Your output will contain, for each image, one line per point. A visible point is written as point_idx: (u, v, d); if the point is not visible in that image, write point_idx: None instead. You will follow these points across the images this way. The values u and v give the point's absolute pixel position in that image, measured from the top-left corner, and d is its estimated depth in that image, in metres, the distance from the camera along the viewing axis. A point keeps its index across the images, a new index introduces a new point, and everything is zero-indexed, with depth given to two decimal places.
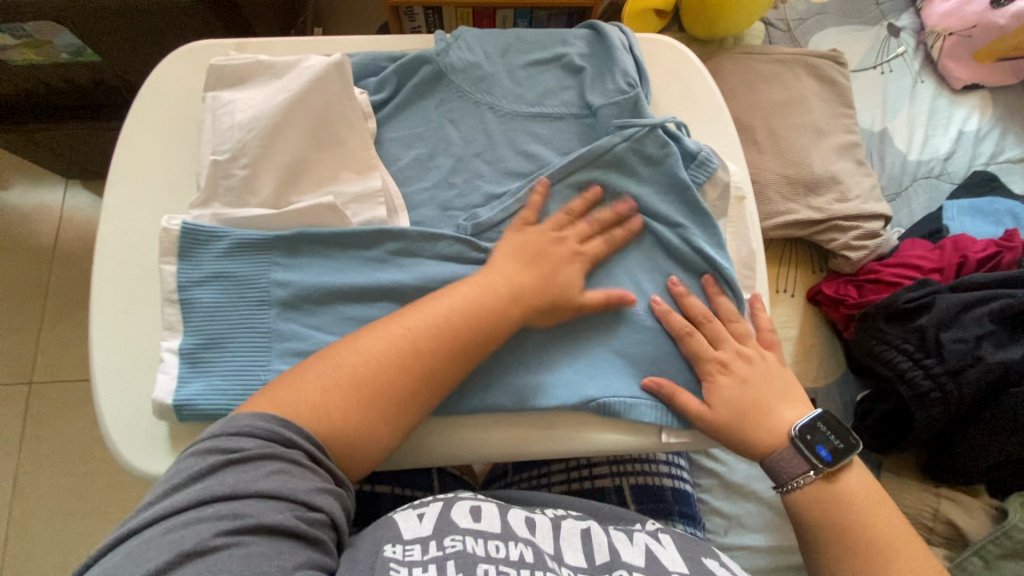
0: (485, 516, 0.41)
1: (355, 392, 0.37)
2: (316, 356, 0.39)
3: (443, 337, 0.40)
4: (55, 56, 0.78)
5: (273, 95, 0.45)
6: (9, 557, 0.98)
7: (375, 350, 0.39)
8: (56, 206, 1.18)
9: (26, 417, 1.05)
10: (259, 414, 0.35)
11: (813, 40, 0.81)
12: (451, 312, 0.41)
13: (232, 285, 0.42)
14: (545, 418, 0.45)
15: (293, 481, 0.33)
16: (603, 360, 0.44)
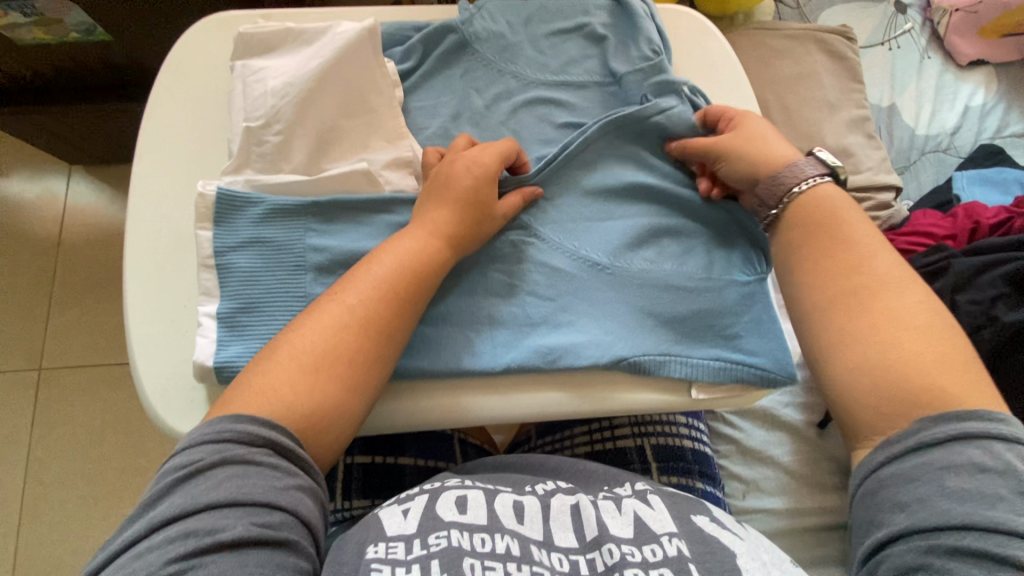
0: (471, 505, 0.40)
1: (300, 364, 0.36)
2: (278, 342, 0.37)
3: (377, 297, 0.39)
4: (65, 35, 0.77)
5: (305, 62, 0.45)
6: (25, 540, 0.98)
7: (333, 326, 0.38)
8: (60, 191, 1.18)
9: (37, 401, 1.05)
10: (211, 420, 0.34)
11: (822, 17, 0.82)
12: (390, 267, 0.41)
13: (269, 250, 0.43)
14: (577, 378, 0.46)
15: (247, 485, 0.31)
16: (633, 320, 0.45)
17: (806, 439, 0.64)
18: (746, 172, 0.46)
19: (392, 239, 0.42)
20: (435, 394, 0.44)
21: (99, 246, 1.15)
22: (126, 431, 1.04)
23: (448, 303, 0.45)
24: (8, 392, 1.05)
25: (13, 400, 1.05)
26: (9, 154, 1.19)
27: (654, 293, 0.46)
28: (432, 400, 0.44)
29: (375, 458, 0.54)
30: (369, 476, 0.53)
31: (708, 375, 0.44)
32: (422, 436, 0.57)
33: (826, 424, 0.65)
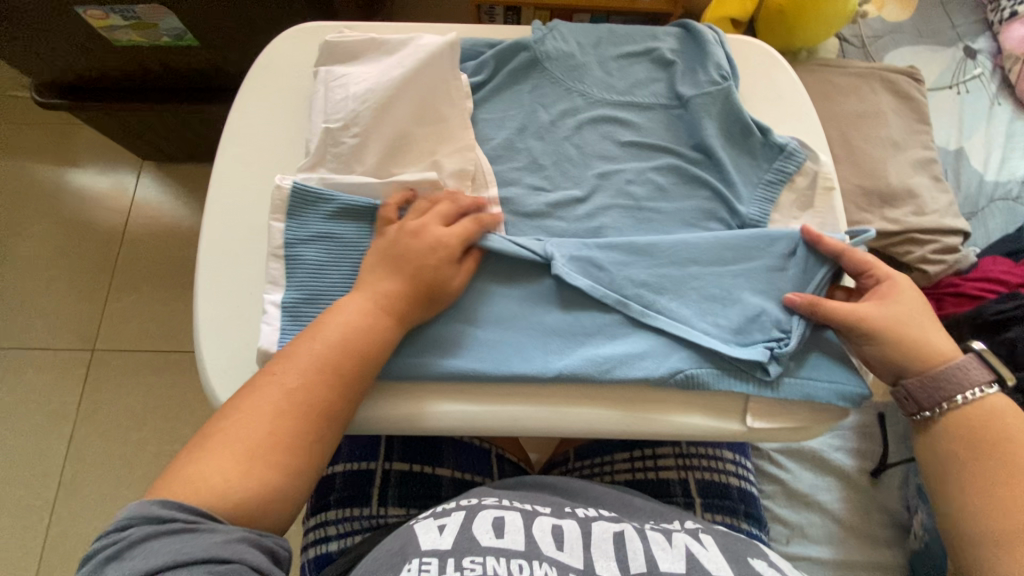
0: (508, 529, 0.39)
1: (241, 451, 0.37)
2: (214, 425, 0.38)
3: (313, 382, 0.40)
4: (157, 39, 0.83)
5: (386, 70, 0.47)
6: (59, 515, 1.01)
7: (268, 411, 0.38)
8: (130, 184, 1.25)
9: (85, 381, 1.09)
10: (137, 503, 0.35)
11: (887, 57, 0.81)
12: (326, 348, 0.40)
13: (337, 246, 0.45)
14: (631, 395, 0.45)
15: (188, 546, 0.33)
16: (695, 326, 0.45)
17: (858, 487, 0.61)
18: (900, 357, 0.44)
19: (339, 309, 0.42)
20: (484, 397, 0.44)
21: (158, 238, 1.21)
22: (165, 419, 1.07)
23: (503, 308, 0.46)
24: (61, 370, 1.10)
25: (64, 379, 1.10)
26: (89, 147, 1.28)
27: (714, 298, 0.46)
28: (480, 406, 0.44)
29: (413, 467, 0.54)
30: (405, 485, 0.53)
31: (776, 391, 0.44)
32: (462, 448, 0.56)
33: (881, 473, 0.61)
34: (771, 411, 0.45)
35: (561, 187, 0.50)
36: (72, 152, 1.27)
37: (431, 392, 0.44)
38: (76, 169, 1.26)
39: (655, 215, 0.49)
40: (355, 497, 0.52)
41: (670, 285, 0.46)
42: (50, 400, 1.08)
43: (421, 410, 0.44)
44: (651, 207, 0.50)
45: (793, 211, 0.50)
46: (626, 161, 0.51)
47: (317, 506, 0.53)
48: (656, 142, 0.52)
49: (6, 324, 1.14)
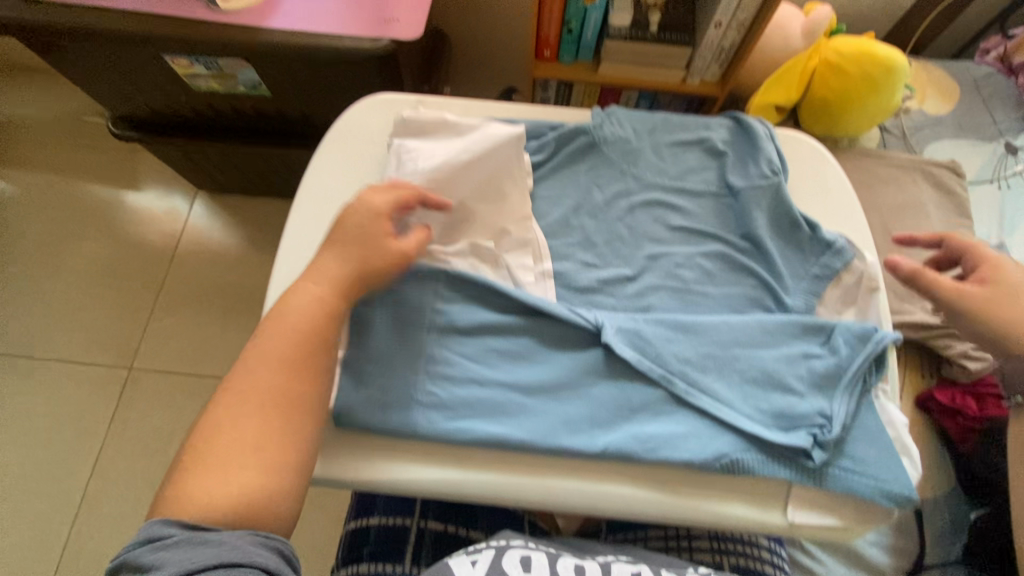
0: (535, 566, 0.40)
1: (228, 449, 0.38)
2: (200, 435, 0.39)
3: (281, 372, 0.41)
4: (233, 88, 0.89)
5: (456, 149, 0.51)
6: (77, 531, 1.03)
7: (246, 408, 0.40)
8: (184, 210, 1.31)
9: (119, 398, 1.13)
10: (141, 529, 0.36)
11: (928, 149, 0.83)
12: (290, 339, 0.42)
13: (397, 308, 0.48)
14: (674, 476, 0.45)
15: (195, 556, 0.33)
16: (741, 411, 0.45)
17: None
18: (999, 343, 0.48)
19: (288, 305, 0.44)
20: (530, 463, 0.46)
21: (204, 263, 1.26)
22: None
23: (549, 378, 0.47)
24: (98, 385, 1.14)
25: (99, 394, 1.13)
26: (150, 173, 1.35)
27: (757, 380, 0.47)
28: (524, 477, 0.45)
29: (444, 528, 0.55)
30: (438, 545, 0.53)
31: (822, 484, 0.44)
32: (495, 511, 0.57)
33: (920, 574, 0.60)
34: (814, 503, 0.45)
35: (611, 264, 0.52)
36: (134, 176, 1.35)
37: (476, 456, 0.46)
38: (136, 192, 1.33)
39: (702, 298, 0.51)
40: (390, 552, 0.53)
41: (716, 360, 0.47)
42: (83, 413, 1.12)
43: (466, 473, 0.45)
44: (697, 290, 0.51)
45: (837, 305, 0.51)
46: (676, 244, 0.53)
47: (348, 558, 0.53)
48: (705, 228, 0.54)
49: (53, 336, 1.19)
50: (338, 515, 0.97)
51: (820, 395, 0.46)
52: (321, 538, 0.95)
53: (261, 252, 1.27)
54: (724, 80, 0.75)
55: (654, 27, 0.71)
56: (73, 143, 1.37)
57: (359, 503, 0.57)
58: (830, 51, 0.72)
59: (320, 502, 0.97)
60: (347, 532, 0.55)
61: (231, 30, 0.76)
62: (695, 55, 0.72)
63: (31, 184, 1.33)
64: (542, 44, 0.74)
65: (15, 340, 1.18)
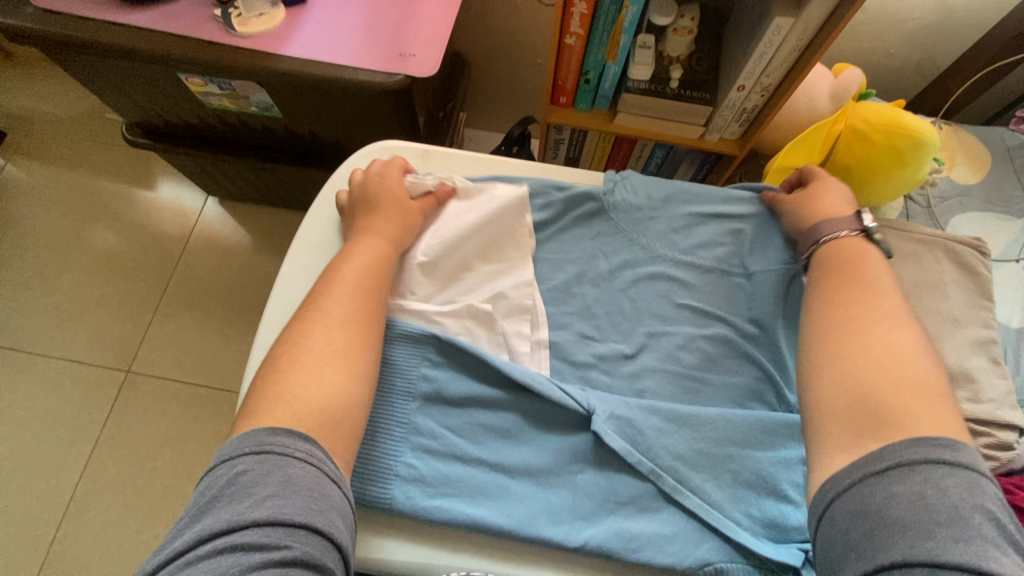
0: None
1: (314, 366, 0.41)
2: (281, 363, 0.41)
3: (353, 299, 0.45)
4: (246, 107, 0.88)
5: (464, 211, 0.53)
6: (64, 532, 1.03)
7: (325, 330, 0.43)
8: (194, 213, 1.31)
9: (116, 400, 1.13)
10: (245, 438, 0.37)
11: (953, 221, 0.80)
12: (357, 273, 0.46)
13: (386, 373, 0.47)
14: (652, 573, 0.43)
15: (290, 503, 0.33)
16: (732, 517, 0.43)
17: None
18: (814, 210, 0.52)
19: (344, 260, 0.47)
20: (507, 550, 0.44)
21: (209, 269, 1.26)
22: (183, 451, 1.09)
23: (535, 460, 0.45)
24: (96, 385, 1.14)
25: (97, 394, 1.14)
26: (163, 174, 1.35)
27: (750, 483, 0.44)
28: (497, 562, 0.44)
29: None
30: None
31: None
32: None
33: None
34: None
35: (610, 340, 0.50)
36: (148, 176, 1.35)
37: (448, 541, 0.44)
38: (148, 192, 1.33)
39: (702, 385, 0.49)
40: None
41: (710, 456, 0.45)
42: (79, 412, 1.12)
43: (437, 558, 0.44)
44: (698, 375, 0.49)
45: None
46: (681, 323, 0.51)
47: None
48: (710, 308, 0.52)
49: (55, 331, 1.19)
50: None
51: None
52: None
53: (266, 262, 1.27)
54: (745, 140, 0.73)
55: (675, 83, 0.68)
56: (91, 138, 1.37)
57: None
58: (858, 119, 0.69)
59: None
60: None
61: (243, 55, 0.75)
62: (715, 114, 0.70)
63: (47, 177, 1.34)
64: (558, 91, 0.72)
65: (17, 333, 1.19)
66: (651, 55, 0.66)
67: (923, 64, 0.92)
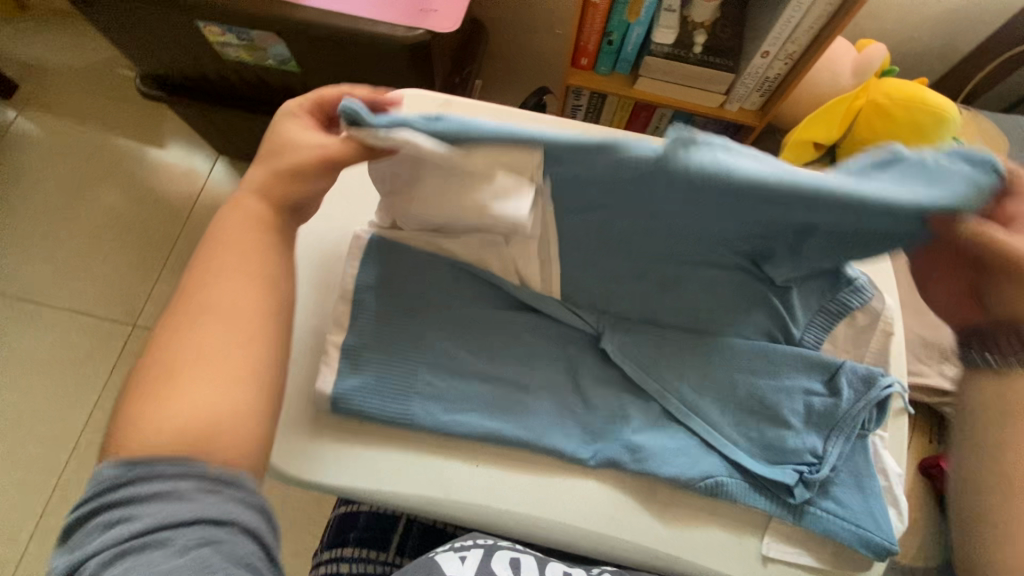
0: (525, 570, 0.42)
1: (190, 376, 0.36)
2: (156, 371, 0.36)
3: (241, 288, 0.39)
4: (263, 60, 0.88)
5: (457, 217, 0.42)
6: (68, 478, 1.04)
7: (205, 332, 0.37)
8: (203, 173, 1.31)
9: (122, 352, 1.14)
10: (108, 463, 0.34)
11: None
12: (240, 252, 0.40)
13: (397, 293, 0.47)
14: (652, 486, 0.45)
15: (169, 514, 0.32)
16: (732, 438, 0.44)
17: None
18: None
19: (220, 234, 0.41)
20: (508, 459, 0.45)
21: None
22: None
23: (542, 377, 0.46)
24: (102, 337, 1.15)
25: (103, 346, 1.14)
26: (172, 132, 1.35)
27: (752, 410, 0.45)
28: (501, 474, 0.45)
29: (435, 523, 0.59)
30: (425, 536, 0.58)
31: (799, 521, 0.43)
32: None
33: None
34: (791, 541, 0.44)
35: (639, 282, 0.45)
36: (157, 133, 1.34)
37: (458, 476, 0.45)
38: (157, 149, 1.33)
39: None
40: (376, 539, 0.58)
41: (716, 382, 0.45)
42: (85, 363, 1.13)
43: (447, 490, 0.44)
44: None
45: (849, 345, 0.49)
46: None
47: (334, 541, 0.59)
48: None
49: (63, 283, 1.20)
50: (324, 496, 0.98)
51: (814, 434, 0.44)
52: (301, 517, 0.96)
53: None
54: (764, 111, 0.73)
55: (698, 48, 0.68)
56: (102, 93, 1.36)
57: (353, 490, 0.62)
58: (880, 93, 0.69)
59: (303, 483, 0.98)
60: (338, 515, 0.61)
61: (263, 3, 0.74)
62: (737, 82, 0.69)
63: (57, 130, 1.33)
64: (580, 52, 0.72)
65: (25, 284, 1.19)
66: (675, 18, 0.65)
67: (946, 48, 0.91)
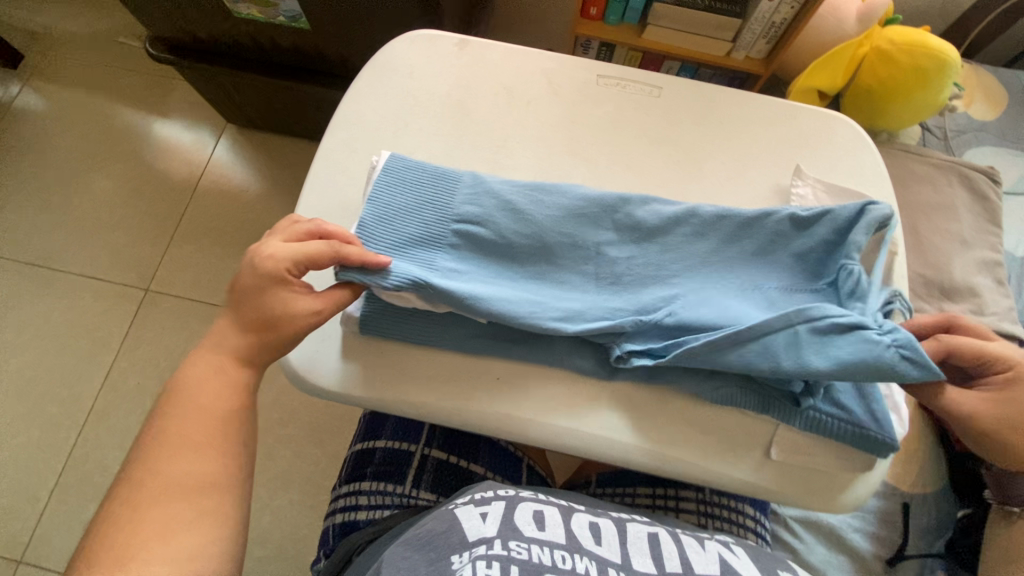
0: (549, 523, 0.43)
1: (151, 537, 0.37)
2: (115, 536, 0.36)
3: (204, 441, 0.41)
4: (274, 18, 0.89)
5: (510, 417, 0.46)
6: (85, 437, 1.06)
7: (163, 490, 0.39)
8: (211, 141, 1.32)
9: (134, 316, 1.16)
10: None
11: (968, 154, 0.82)
12: (205, 412, 0.42)
13: (410, 211, 0.48)
14: (664, 396, 0.47)
15: None
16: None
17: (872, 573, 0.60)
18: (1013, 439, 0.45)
19: (192, 394, 0.43)
20: (525, 373, 0.47)
21: (225, 197, 1.27)
22: None
23: (568, 308, 0.46)
24: (115, 302, 1.17)
25: (115, 310, 1.16)
26: (179, 102, 1.35)
27: None
28: (519, 387, 0.47)
29: (449, 458, 0.58)
30: (440, 471, 0.57)
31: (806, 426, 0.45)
32: (501, 453, 0.61)
33: (897, 561, 0.60)
34: (796, 447, 0.45)
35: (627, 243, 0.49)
36: (164, 103, 1.35)
37: (479, 390, 0.47)
38: (164, 119, 1.34)
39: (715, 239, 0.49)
40: (393, 474, 0.56)
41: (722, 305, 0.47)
42: (98, 326, 1.15)
43: (470, 404, 0.46)
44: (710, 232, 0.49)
45: None
46: (696, 189, 0.54)
47: (351, 475, 0.58)
48: (722, 182, 0.54)
49: (74, 250, 1.21)
50: (336, 453, 1.00)
51: None
52: (315, 472, 0.99)
53: (283, 193, 1.28)
54: (770, 59, 0.74)
55: None
56: (108, 64, 1.37)
57: (367, 427, 0.60)
58: (883, 40, 0.70)
59: (316, 438, 1.00)
60: (354, 452, 0.59)
61: None
62: (744, 28, 0.70)
63: (64, 101, 1.34)
64: (589, 2, 0.74)
65: (37, 250, 1.21)
66: None
67: (948, 6, 0.93)
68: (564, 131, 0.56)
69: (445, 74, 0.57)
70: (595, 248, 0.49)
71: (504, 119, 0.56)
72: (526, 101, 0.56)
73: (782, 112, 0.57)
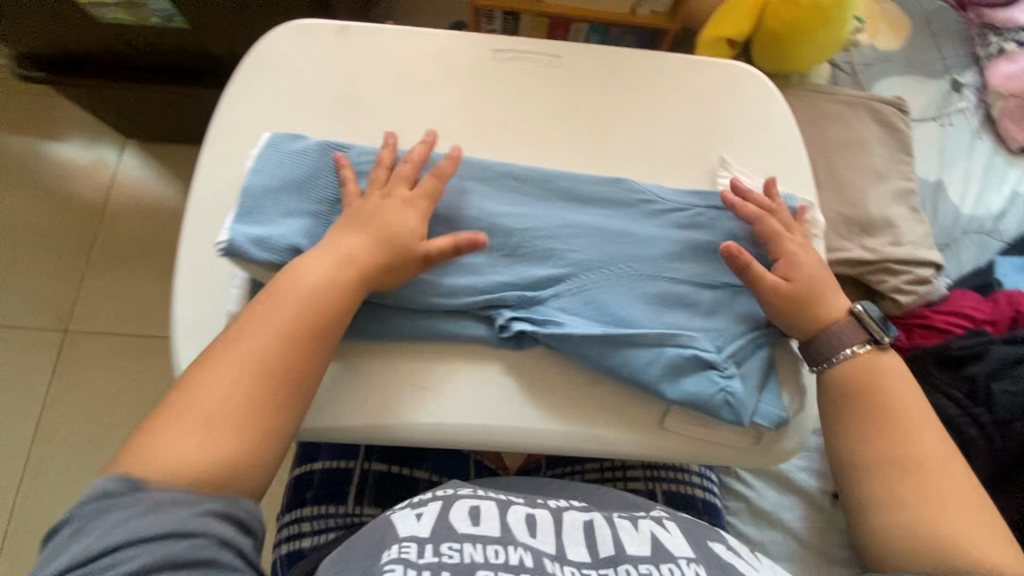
0: (484, 517, 0.42)
1: (221, 406, 0.37)
2: (197, 385, 0.38)
3: (281, 340, 0.40)
4: (146, 19, 0.82)
5: (414, 431, 0.44)
6: (23, 496, 0.99)
7: (249, 366, 0.39)
8: (111, 161, 1.21)
9: (57, 361, 1.08)
10: (109, 474, 0.35)
11: (877, 86, 0.83)
12: (293, 309, 0.41)
13: (298, 180, 0.47)
14: (590, 381, 0.46)
15: (158, 518, 0.33)
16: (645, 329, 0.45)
17: (819, 506, 0.62)
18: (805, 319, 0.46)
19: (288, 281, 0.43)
20: (444, 380, 0.45)
21: (136, 219, 1.18)
22: (138, 404, 1.06)
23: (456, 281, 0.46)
24: (32, 350, 1.08)
25: (34, 359, 1.08)
26: (68, 121, 1.24)
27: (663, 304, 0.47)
28: (443, 395, 0.45)
29: (390, 468, 0.57)
30: (382, 484, 0.56)
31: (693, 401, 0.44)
32: (444, 454, 0.59)
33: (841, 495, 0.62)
34: (690, 417, 0.45)
35: (529, 225, 0.48)
36: (50, 125, 1.23)
37: (405, 398, 0.45)
38: (55, 142, 1.22)
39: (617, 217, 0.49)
40: (334, 494, 0.55)
41: (625, 275, 0.47)
42: (18, 378, 1.06)
43: (398, 419, 0.44)
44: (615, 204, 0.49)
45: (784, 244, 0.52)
46: (602, 160, 0.52)
47: (292, 503, 0.56)
48: (626, 150, 0.52)
49: None
50: None
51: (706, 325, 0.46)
52: None
53: None
54: (674, 11, 0.74)
55: None
56: None
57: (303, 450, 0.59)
58: None
59: None
60: (293, 478, 0.57)
61: None
62: None
63: None
64: None
65: None
66: None
67: None
68: (464, 113, 0.52)
69: (327, 67, 0.53)
70: (506, 246, 0.47)
71: (397, 111, 0.52)
72: (420, 87, 0.53)
73: (685, 67, 0.55)
